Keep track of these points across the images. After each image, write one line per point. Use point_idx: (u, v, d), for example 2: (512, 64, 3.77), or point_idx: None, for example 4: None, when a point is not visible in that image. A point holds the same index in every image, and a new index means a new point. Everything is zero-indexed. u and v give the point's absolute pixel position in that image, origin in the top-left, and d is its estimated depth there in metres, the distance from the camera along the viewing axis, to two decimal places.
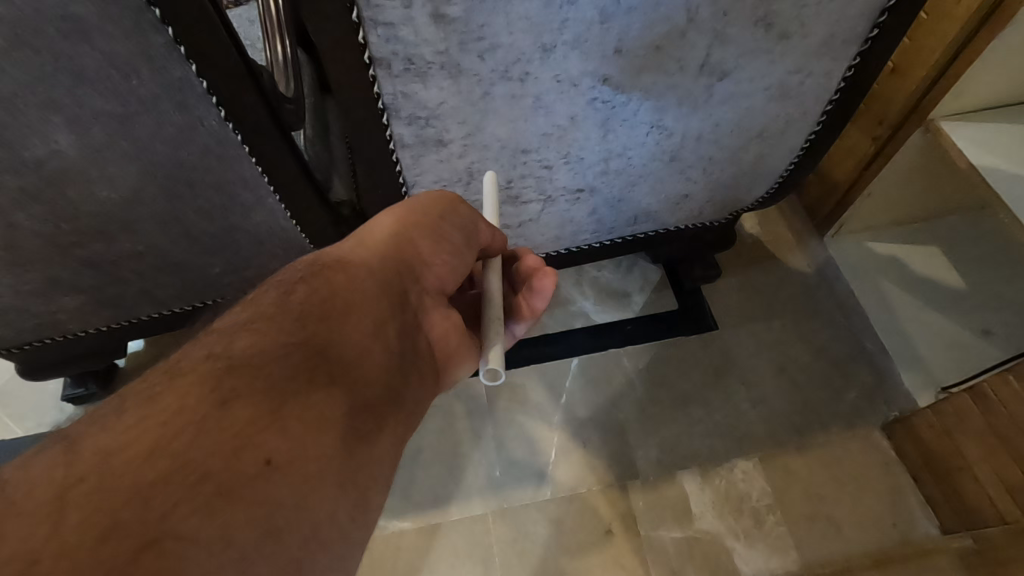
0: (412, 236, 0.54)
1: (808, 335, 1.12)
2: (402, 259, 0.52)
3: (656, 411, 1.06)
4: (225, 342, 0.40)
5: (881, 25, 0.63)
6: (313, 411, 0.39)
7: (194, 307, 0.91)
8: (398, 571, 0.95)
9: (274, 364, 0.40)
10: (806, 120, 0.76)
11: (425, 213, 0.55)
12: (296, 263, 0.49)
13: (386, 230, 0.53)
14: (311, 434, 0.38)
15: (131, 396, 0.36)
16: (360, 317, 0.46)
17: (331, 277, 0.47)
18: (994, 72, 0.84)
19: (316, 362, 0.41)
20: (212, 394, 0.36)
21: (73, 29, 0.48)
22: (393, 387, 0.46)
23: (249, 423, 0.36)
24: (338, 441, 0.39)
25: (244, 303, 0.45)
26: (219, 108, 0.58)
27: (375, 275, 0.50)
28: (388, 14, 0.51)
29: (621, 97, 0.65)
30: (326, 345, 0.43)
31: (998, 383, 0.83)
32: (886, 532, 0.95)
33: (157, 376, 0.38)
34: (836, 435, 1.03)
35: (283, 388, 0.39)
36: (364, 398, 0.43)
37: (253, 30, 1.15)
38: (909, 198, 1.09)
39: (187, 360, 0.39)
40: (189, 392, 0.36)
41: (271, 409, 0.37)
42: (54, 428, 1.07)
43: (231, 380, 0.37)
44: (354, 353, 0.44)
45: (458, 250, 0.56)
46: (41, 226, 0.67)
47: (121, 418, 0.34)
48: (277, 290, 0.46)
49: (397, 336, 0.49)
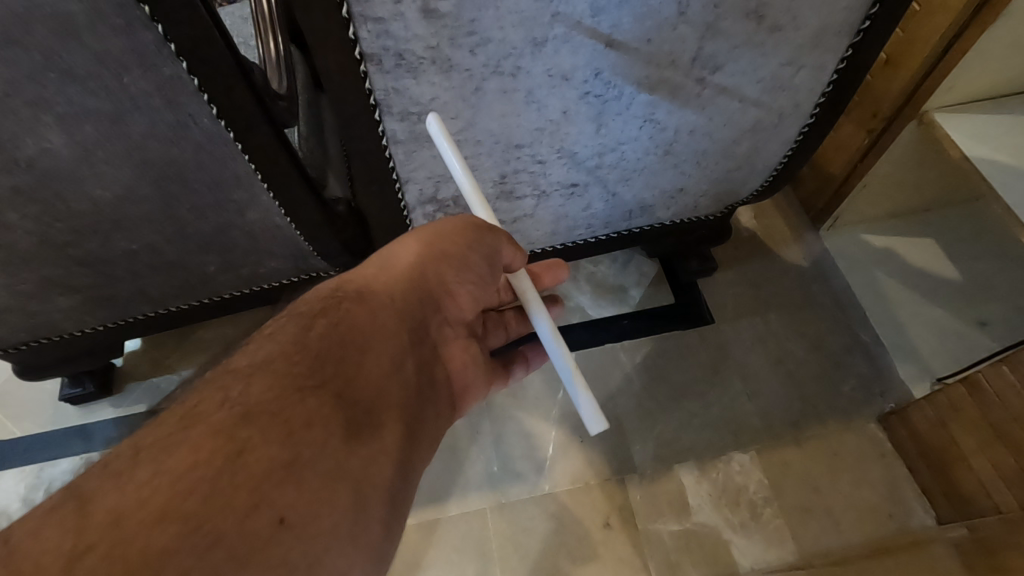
0: (436, 265, 0.57)
1: (804, 328, 1.12)
2: (425, 286, 0.57)
3: (653, 405, 1.07)
4: (243, 383, 0.41)
5: (872, 17, 0.63)
6: (329, 458, 0.40)
7: (191, 305, 0.91)
8: (397, 567, 0.95)
9: (294, 408, 0.40)
10: (799, 113, 0.76)
11: (452, 240, 0.58)
12: (315, 295, 0.51)
13: (411, 258, 0.57)
14: (324, 483, 0.39)
15: (139, 447, 0.36)
16: (373, 357, 0.48)
17: (350, 313, 0.49)
18: (986, 63, 0.85)
19: (334, 406, 0.43)
20: (228, 444, 0.36)
21: (62, 27, 0.47)
22: (399, 429, 0.47)
23: (267, 477, 0.36)
24: (348, 492, 0.40)
25: (263, 336, 0.46)
26: (210, 105, 0.58)
27: (394, 308, 0.53)
28: (378, 9, 0.50)
29: (614, 91, 0.65)
30: (342, 389, 0.44)
31: (992, 374, 0.84)
32: (881, 522, 0.96)
33: (169, 423, 0.38)
34: (832, 427, 1.03)
35: (299, 437, 0.39)
36: (373, 444, 0.44)
37: (245, 27, 1.14)
38: (903, 190, 1.10)
39: (205, 405, 0.39)
40: (206, 443, 0.36)
41: (286, 463, 0.38)
42: (52, 428, 1.07)
43: (249, 430, 0.38)
44: (366, 395, 0.46)
45: (480, 278, 0.60)
46: (35, 226, 0.66)
47: (134, 474, 0.34)
48: (294, 324, 0.47)
49: (407, 370, 0.51)
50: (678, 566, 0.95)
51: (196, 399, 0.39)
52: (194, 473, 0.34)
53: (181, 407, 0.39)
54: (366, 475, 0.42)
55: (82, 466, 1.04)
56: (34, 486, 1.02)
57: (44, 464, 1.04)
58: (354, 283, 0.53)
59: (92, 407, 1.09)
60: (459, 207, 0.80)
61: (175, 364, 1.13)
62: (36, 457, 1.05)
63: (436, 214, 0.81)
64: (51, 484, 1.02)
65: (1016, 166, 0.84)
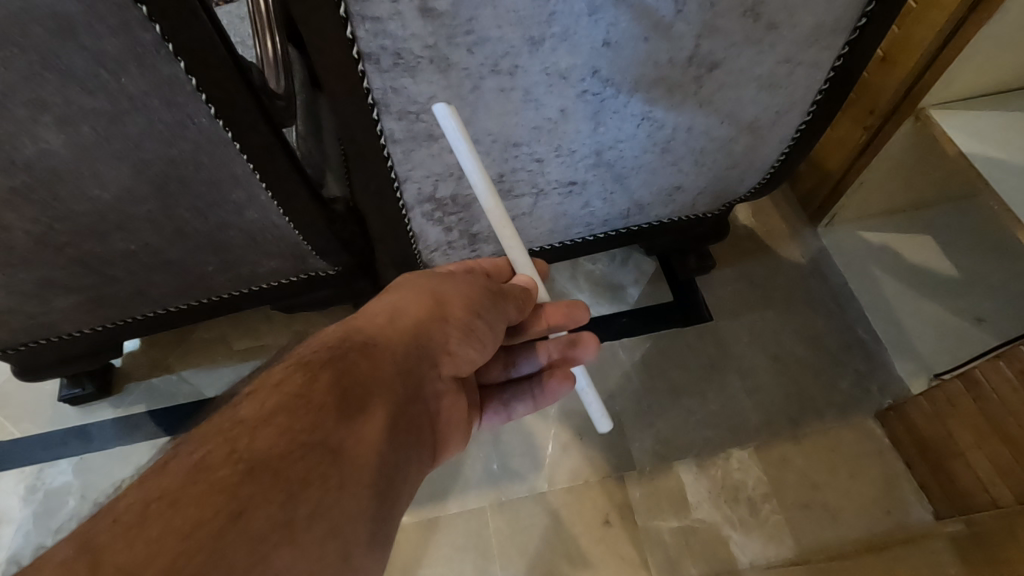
0: (439, 326, 0.58)
1: (801, 325, 1.13)
2: (426, 343, 0.56)
3: (652, 402, 1.07)
4: (248, 435, 0.41)
5: (868, 14, 0.64)
6: (322, 519, 0.40)
7: (189, 305, 0.91)
8: (398, 565, 0.96)
9: (296, 467, 0.40)
10: (796, 110, 0.77)
11: (455, 305, 0.60)
12: (323, 344, 0.51)
13: (415, 311, 0.58)
14: (315, 547, 0.39)
15: (149, 501, 0.36)
16: (375, 412, 0.48)
17: (354, 365, 0.49)
18: (982, 60, 0.85)
19: (333, 466, 0.42)
20: (229, 503, 0.37)
21: (59, 27, 0.47)
22: (395, 484, 0.47)
23: (263, 539, 0.36)
24: (342, 548, 0.40)
25: (269, 384, 0.45)
26: (208, 105, 0.58)
27: (397, 363, 0.53)
28: (376, 9, 0.51)
29: (612, 89, 0.65)
30: (341, 446, 0.43)
31: (989, 370, 0.84)
32: (880, 518, 0.96)
33: (178, 473, 0.38)
34: (830, 423, 1.04)
35: (297, 498, 0.39)
36: (372, 500, 0.44)
37: (242, 26, 1.14)
38: (900, 187, 1.10)
39: (210, 458, 0.39)
40: (209, 501, 0.36)
41: (283, 521, 0.38)
42: (52, 429, 1.07)
43: (251, 489, 0.38)
44: (368, 449, 0.45)
45: (482, 344, 0.61)
46: (33, 227, 0.66)
47: (144, 528, 0.34)
48: (302, 373, 0.46)
49: (406, 424, 0.51)
50: (677, 563, 0.95)
51: (206, 451, 0.39)
52: (197, 531, 0.35)
53: (188, 457, 0.39)
54: (355, 538, 0.41)
55: (82, 466, 1.04)
56: (34, 487, 1.02)
57: (44, 464, 1.04)
58: (360, 332, 0.53)
59: (91, 408, 1.09)
60: (458, 206, 0.80)
61: (174, 364, 1.13)
62: (36, 458, 1.05)
63: (435, 213, 0.81)
64: (51, 485, 1.02)
65: (1012, 162, 0.84)
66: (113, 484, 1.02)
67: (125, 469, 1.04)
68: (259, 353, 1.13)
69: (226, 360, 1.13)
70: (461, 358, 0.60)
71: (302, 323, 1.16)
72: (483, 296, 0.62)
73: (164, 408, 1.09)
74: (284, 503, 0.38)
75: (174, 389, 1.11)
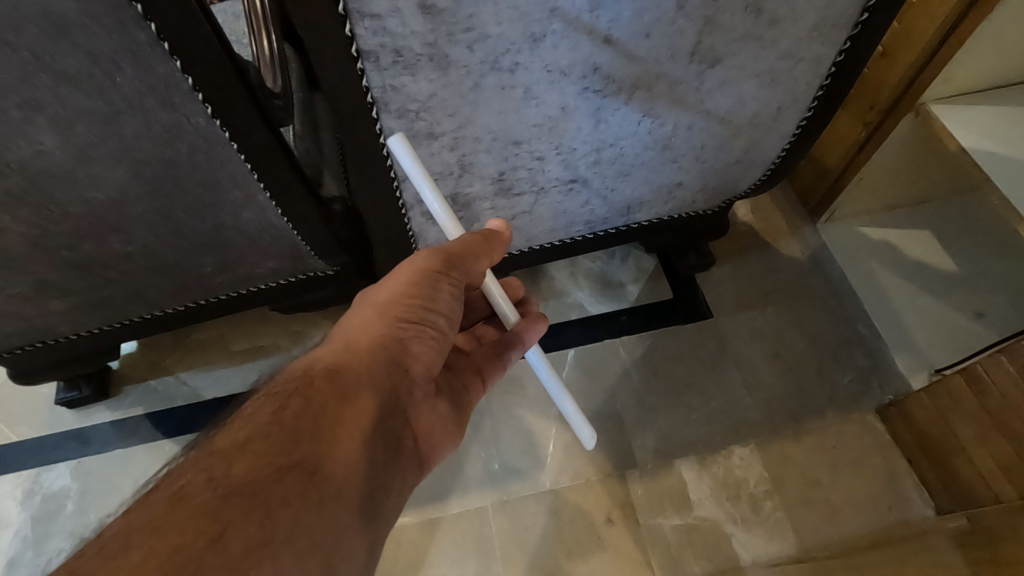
0: (398, 334, 0.56)
1: (802, 321, 1.12)
2: (391, 356, 0.55)
3: (653, 400, 1.07)
4: (224, 465, 0.42)
5: (870, 9, 0.63)
6: (302, 537, 0.41)
7: (187, 307, 0.90)
8: (399, 566, 0.95)
9: (271, 487, 0.41)
10: (798, 106, 0.76)
11: (406, 301, 0.58)
12: (291, 373, 0.51)
13: (372, 323, 0.56)
14: (297, 563, 0.40)
15: (131, 530, 0.37)
16: (350, 432, 0.48)
17: (325, 390, 0.50)
18: (983, 54, 0.85)
19: (310, 488, 0.43)
20: (208, 527, 0.38)
21: (53, 26, 0.46)
22: (377, 500, 0.48)
23: (245, 557, 0.38)
24: (324, 564, 0.41)
25: (240, 418, 0.46)
26: (205, 104, 0.57)
27: (367, 383, 0.52)
28: (375, 5, 0.50)
29: (613, 86, 0.65)
30: (319, 467, 0.44)
31: (992, 366, 0.83)
32: (881, 513, 0.96)
33: (159, 503, 0.39)
34: (831, 419, 1.04)
35: (275, 518, 0.40)
36: (353, 517, 0.45)
37: (238, 24, 1.13)
38: (899, 183, 1.10)
39: (188, 487, 0.40)
40: (189, 527, 0.37)
41: (264, 541, 0.39)
42: (49, 432, 1.07)
43: (230, 512, 0.39)
44: (346, 469, 0.46)
45: (442, 333, 0.59)
46: (28, 229, 0.66)
47: (127, 555, 0.35)
48: (270, 405, 0.47)
49: (384, 443, 0.52)
50: (680, 561, 0.95)
51: (180, 481, 0.41)
52: (180, 554, 0.36)
53: (168, 487, 0.40)
54: (337, 554, 0.42)
55: (80, 470, 1.03)
56: (32, 491, 1.02)
57: (42, 468, 1.03)
58: (326, 356, 0.53)
59: (89, 410, 1.08)
60: (458, 205, 0.80)
61: (173, 366, 1.12)
62: (34, 461, 1.04)
63: (435, 212, 0.80)
64: (50, 489, 1.02)
65: (1013, 157, 0.84)
66: (112, 488, 1.02)
67: (125, 472, 1.03)
68: (258, 354, 1.12)
69: (225, 362, 1.12)
70: (431, 370, 0.59)
71: (301, 324, 1.15)
72: (443, 306, 0.59)
73: (164, 410, 1.08)
74: (260, 522, 0.39)
75: (173, 392, 1.10)
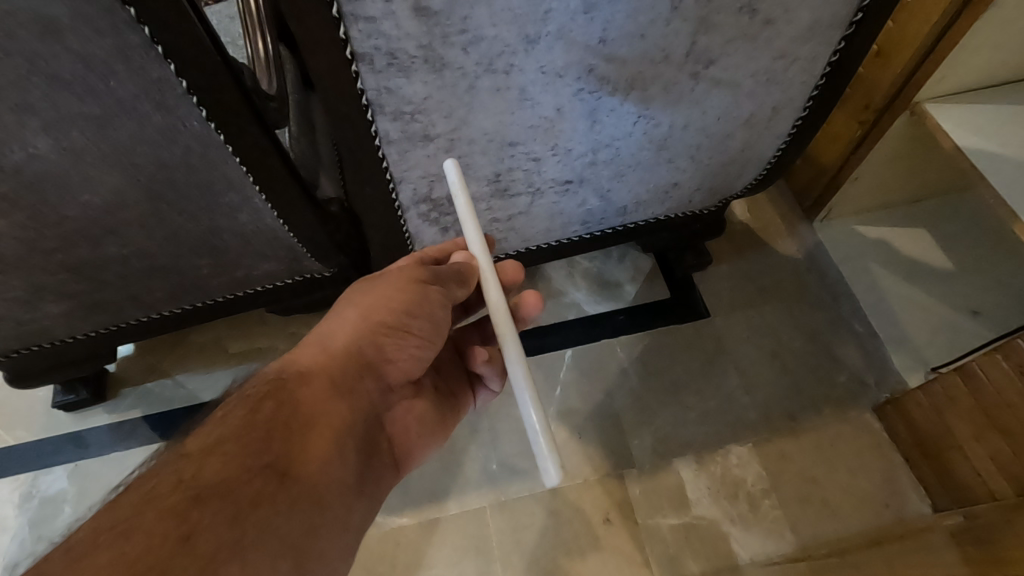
0: (373, 338, 0.57)
1: (798, 320, 1.13)
2: (364, 359, 0.57)
3: (651, 399, 1.07)
4: (195, 466, 0.42)
5: (864, 9, 0.63)
6: (271, 537, 0.41)
7: (184, 309, 0.90)
8: (397, 568, 0.95)
9: (242, 489, 0.42)
10: (793, 106, 0.76)
11: (391, 309, 0.58)
12: (264, 376, 0.52)
13: (349, 326, 0.57)
14: (265, 561, 0.40)
15: (100, 530, 0.37)
16: (322, 434, 0.49)
17: (297, 393, 0.50)
18: (978, 54, 0.85)
19: (281, 489, 0.44)
20: (178, 527, 0.38)
21: (46, 30, 0.46)
22: (351, 501, 0.49)
23: (213, 558, 0.38)
24: (293, 563, 0.42)
25: (212, 420, 0.47)
26: (200, 107, 0.57)
27: (337, 385, 0.53)
28: (369, 8, 0.50)
29: (608, 87, 0.65)
30: (290, 469, 0.45)
31: (987, 363, 0.84)
32: (879, 511, 0.97)
33: (130, 504, 0.39)
34: (827, 418, 1.04)
35: (244, 519, 0.41)
36: (324, 517, 0.46)
37: (233, 26, 1.13)
38: (894, 182, 1.10)
39: (158, 487, 0.40)
40: (158, 528, 0.37)
41: (233, 541, 0.39)
42: (46, 436, 1.06)
43: (199, 513, 0.39)
44: (318, 470, 0.47)
45: (424, 341, 0.59)
46: (23, 233, 0.65)
47: (93, 557, 0.35)
48: (244, 407, 0.47)
49: (356, 444, 0.52)
50: (678, 559, 0.95)
51: (150, 482, 0.41)
52: (149, 555, 0.36)
53: (139, 488, 0.41)
54: (307, 552, 0.43)
55: (78, 473, 1.03)
56: (29, 494, 1.01)
57: (39, 472, 1.03)
58: (300, 359, 0.54)
59: (86, 414, 1.08)
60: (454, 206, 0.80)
61: (170, 368, 1.12)
62: (31, 465, 1.04)
63: (431, 214, 0.80)
64: (47, 492, 1.02)
65: (1009, 155, 0.84)
66: (110, 490, 1.02)
67: (122, 475, 1.03)
68: (255, 356, 1.12)
69: (223, 364, 1.12)
70: (406, 373, 0.60)
71: (299, 326, 1.15)
72: (432, 313, 0.59)
73: (161, 413, 1.08)
74: (229, 523, 0.40)
75: (170, 394, 1.10)
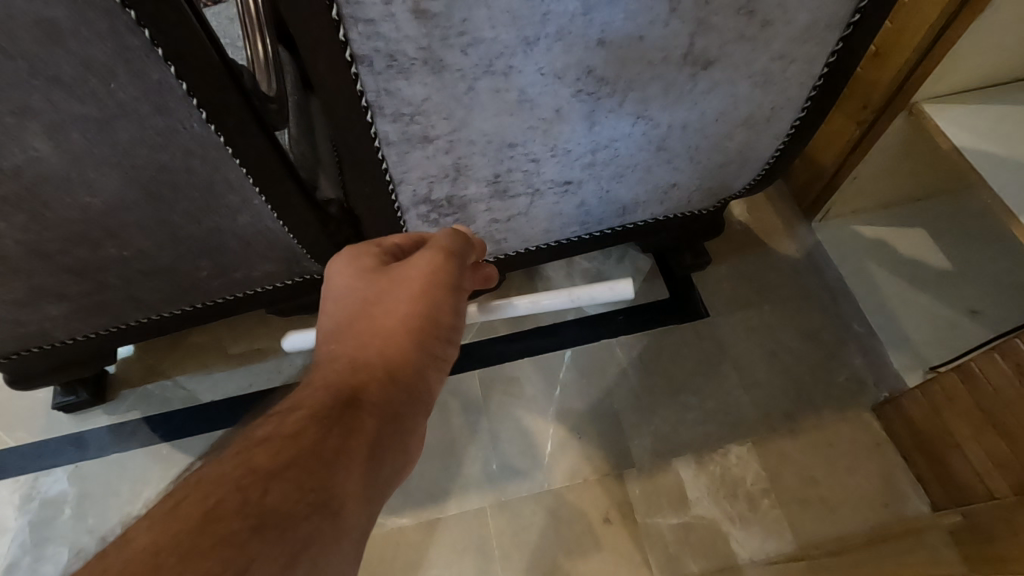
0: (431, 344, 0.53)
1: (797, 320, 1.13)
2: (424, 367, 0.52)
3: (650, 399, 1.07)
4: (264, 484, 0.38)
5: (861, 11, 0.64)
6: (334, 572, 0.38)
7: (184, 311, 0.90)
8: (397, 569, 0.95)
9: (315, 518, 0.38)
10: (791, 107, 0.77)
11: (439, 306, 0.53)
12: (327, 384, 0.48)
13: (404, 327, 0.52)
14: None
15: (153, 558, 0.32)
16: (387, 458, 0.46)
17: (364, 408, 0.46)
18: (975, 54, 0.85)
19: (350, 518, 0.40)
20: (241, 560, 0.34)
21: (47, 33, 0.47)
22: None
23: None
24: None
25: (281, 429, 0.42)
26: (199, 109, 0.58)
27: (401, 400, 0.49)
28: (368, 10, 0.50)
29: (607, 88, 0.65)
30: (358, 497, 0.41)
31: (986, 363, 0.83)
32: (878, 510, 0.97)
33: (190, 521, 0.35)
34: (826, 417, 1.04)
35: (314, 552, 0.37)
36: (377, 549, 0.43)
37: (233, 28, 1.13)
38: (892, 182, 1.10)
39: (220, 507, 0.36)
40: (219, 559, 0.33)
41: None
42: (46, 437, 1.06)
43: (264, 542, 0.35)
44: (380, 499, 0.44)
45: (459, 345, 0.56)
46: (23, 235, 0.65)
47: None
48: (311, 420, 0.44)
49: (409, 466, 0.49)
50: (678, 559, 0.95)
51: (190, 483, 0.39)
52: None
53: (197, 506, 0.36)
54: None
55: (78, 474, 1.03)
56: (29, 496, 1.02)
57: (39, 473, 1.03)
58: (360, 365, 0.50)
59: (86, 415, 1.08)
60: (454, 207, 0.80)
61: (170, 369, 1.12)
62: (31, 466, 1.04)
63: (431, 215, 0.80)
64: (47, 494, 1.02)
65: (1007, 155, 0.84)
66: (110, 492, 1.02)
67: (122, 477, 1.03)
68: (255, 357, 1.13)
69: (222, 365, 1.12)
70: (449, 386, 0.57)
71: (299, 327, 1.15)
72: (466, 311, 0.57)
73: (161, 414, 1.08)
74: (262, 523, 0.35)
75: (170, 396, 1.10)
